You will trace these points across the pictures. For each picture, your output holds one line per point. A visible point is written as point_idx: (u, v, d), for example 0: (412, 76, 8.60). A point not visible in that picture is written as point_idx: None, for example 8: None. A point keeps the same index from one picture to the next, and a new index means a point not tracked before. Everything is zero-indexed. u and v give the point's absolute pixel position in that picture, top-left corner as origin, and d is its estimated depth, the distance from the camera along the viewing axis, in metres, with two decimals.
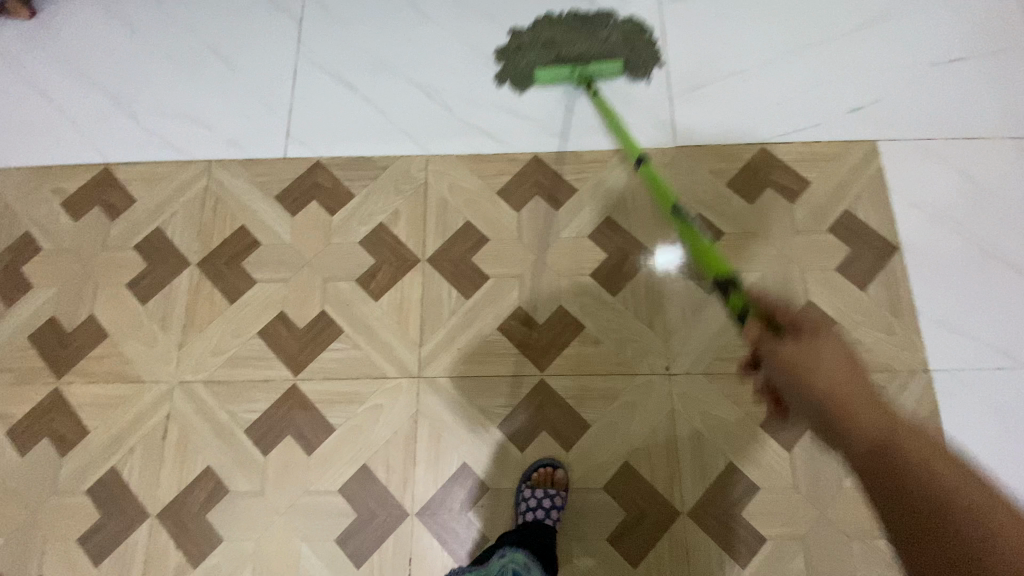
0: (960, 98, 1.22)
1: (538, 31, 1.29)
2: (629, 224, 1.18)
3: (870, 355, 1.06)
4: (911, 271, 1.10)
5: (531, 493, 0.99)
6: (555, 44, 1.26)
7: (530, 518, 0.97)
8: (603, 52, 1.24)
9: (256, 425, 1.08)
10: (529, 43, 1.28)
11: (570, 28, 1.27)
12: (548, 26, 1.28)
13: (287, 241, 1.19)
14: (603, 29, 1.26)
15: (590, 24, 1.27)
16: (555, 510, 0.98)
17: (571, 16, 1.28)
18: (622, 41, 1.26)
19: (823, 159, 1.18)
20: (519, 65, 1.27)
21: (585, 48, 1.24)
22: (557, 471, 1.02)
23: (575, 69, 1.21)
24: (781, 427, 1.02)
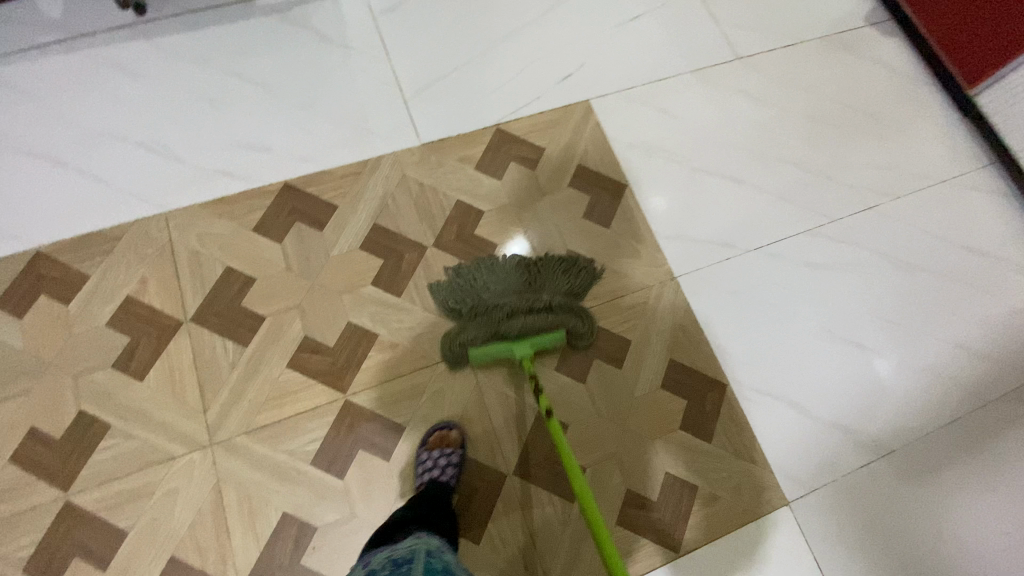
0: (645, 49, 1.42)
1: (482, 292, 1.13)
2: (396, 226, 1.20)
3: (629, 279, 1.19)
4: (642, 199, 1.27)
5: (427, 455, 1.01)
6: (495, 313, 1.09)
7: (428, 478, 0.98)
8: (551, 324, 1.08)
9: (30, 563, 0.93)
10: (468, 298, 1.13)
11: (512, 288, 1.13)
12: (494, 293, 1.13)
13: (19, 349, 1.04)
14: (545, 290, 1.14)
15: (534, 281, 1.14)
16: (451, 466, 0.99)
17: (519, 262, 1.16)
18: (568, 303, 1.12)
19: (550, 126, 1.32)
20: (468, 291, 1.13)
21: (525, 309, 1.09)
22: (452, 431, 1.04)
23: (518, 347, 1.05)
24: (573, 366, 1.11)
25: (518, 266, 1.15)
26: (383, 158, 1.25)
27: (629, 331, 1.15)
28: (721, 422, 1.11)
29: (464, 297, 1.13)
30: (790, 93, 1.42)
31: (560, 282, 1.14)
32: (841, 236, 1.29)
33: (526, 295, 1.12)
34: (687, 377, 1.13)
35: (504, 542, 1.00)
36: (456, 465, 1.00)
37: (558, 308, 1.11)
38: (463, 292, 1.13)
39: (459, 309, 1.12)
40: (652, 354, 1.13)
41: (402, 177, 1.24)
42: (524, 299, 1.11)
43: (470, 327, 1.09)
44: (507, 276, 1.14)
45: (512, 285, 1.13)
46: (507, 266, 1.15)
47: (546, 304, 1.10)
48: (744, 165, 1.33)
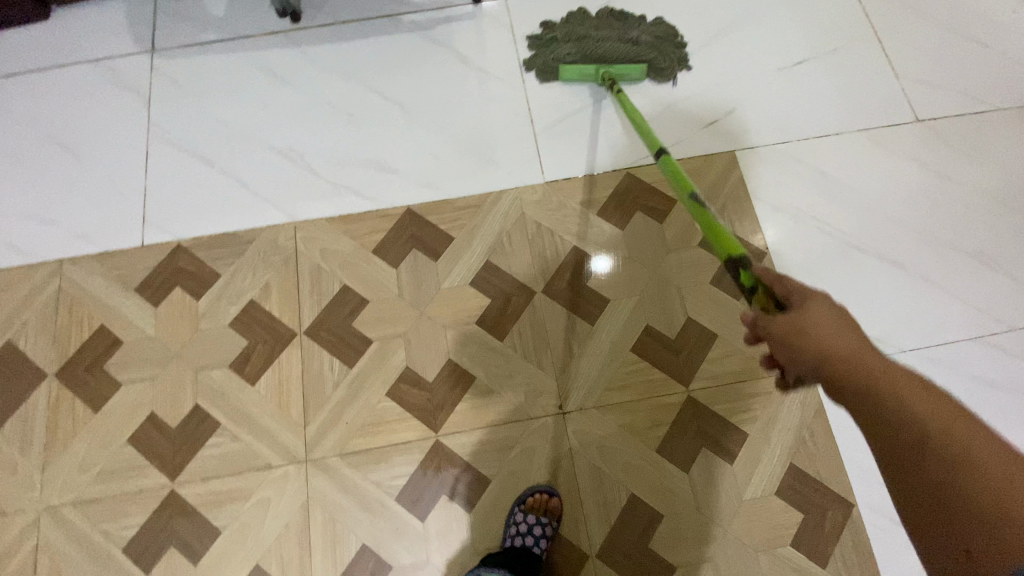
0: (805, 99, 1.27)
1: (578, 25, 1.31)
2: (509, 265, 1.16)
3: (752, 362, 1.07)
4: (780, 273, 1.14)
5: (521, 517, 0.97)
6: (588, 36, 1.29)
7: (518, 543, 0.95)
8: (634, 53, 1.27)
9: (135, 543, 0.99)
10: (566, 24, 1.31)
11: (605, 24, 1.31)
12: (588, 27, 1.31)
13: (152, 335, 1.11)
14: (634, 30, 1.31)
15: (624, 20, 1.31)
16: (544, 540, 0.96)
17: (613, 10, 1.32)
18: (653, 42, 1.29)
19: (686, 177, 1.21)
20: (566, 28, 1.31)
21: (616, 50, 1.26)
22: (552, 500, 1.00)
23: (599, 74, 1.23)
24: (676, 449, 1.02)
25: (611, 13, 1.32)
26: (505, 191, 1.21)
27: (745, 422, 1.04)
28: (841, 546, 0.97)
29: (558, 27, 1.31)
30: (978, 167, 1.21)
31: (649, 36, 1.30)
32: (1021, 350, 1.09)
33: (620, 35, 1.29)
34: (806, 486, 1.00)
35: None
36: (548, 539, 0.96)
37: (644, 43, 1.29)
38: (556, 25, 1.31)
39: (556, 33, 1.30)
40: (768, 453, 1.02)
41: (521, 214, 1.19)
42: (614, 32, 1.30)
43: (563, 45, 1.29)
44: (603, 18, 1.31)
45: (600, 16, 1.32)
46: (602, 12, 1.32)
47: (633, 40, 1.29)
48: (908, 247, 1.15)
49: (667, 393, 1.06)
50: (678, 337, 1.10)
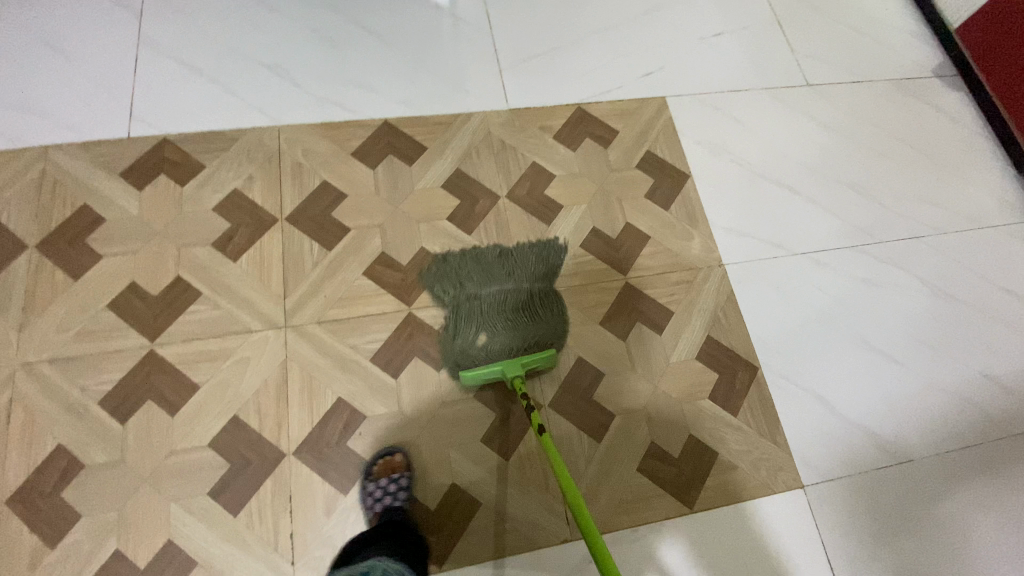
0: (721, 62, 1.54)
1: (465, 283, 1.19)
2: (475, 173, 1.32)
3: (680, 258, 1.28)
4: (702, 192, 1.36)
5: (375, 484, 1.00)
6: (478, 299, 1.18)
7: (381, 507, 0.98)
8: (534, 328, 1.16)
9: (112, 396, 1.04)
10: (455, 289, 1.19)
11: (491, 272, 1.21)
12: (476, 286, 1.19)
13: (136, 215, 1.17)
14: (521, 280, 1.21)
15: (509, 264, 1.22)
16: (402, 490, 1.00)
17: (492, 256, 1.23)
18: (545, 292, 1.20)
19: (627, 112, 1.43)
20: (457, 262, 1.21)
21: (516, 344, 1.14)
22: (396, 455, 1.04)
23: (508, 370, 1.05)
24: (616, 324, 1.20)
25: (499, 257, 1.23)
26: (473, 114, 1.38)
27: (674, 303, 1.23)
28: (748, 401, 1.18)
29: (447, 288, 1.19)
30: (851, 121, 1.51)
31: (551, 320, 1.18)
32: (884, 257, 1.36)
33: (508, 293, 1.19)
34: (721, 353, 1.20)
35: (530, 465, 1.07)
36: (407, 489, 1.01)
37: (540, 311, 1.18)
38: (446, 283, 1.19)
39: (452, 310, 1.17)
40: (691, 327, 1.22)
41: (488, 134, 1.36)
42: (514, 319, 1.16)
43: (459, 322, 1.16)
44: (490, 267, 1.21)
45: (500, 294, 1.19)
46: (490, 256, 1.23)
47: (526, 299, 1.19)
48: (799, 177, 1.42)
49: (609, 279, 1.24)
50: (619, 236, 1.28)
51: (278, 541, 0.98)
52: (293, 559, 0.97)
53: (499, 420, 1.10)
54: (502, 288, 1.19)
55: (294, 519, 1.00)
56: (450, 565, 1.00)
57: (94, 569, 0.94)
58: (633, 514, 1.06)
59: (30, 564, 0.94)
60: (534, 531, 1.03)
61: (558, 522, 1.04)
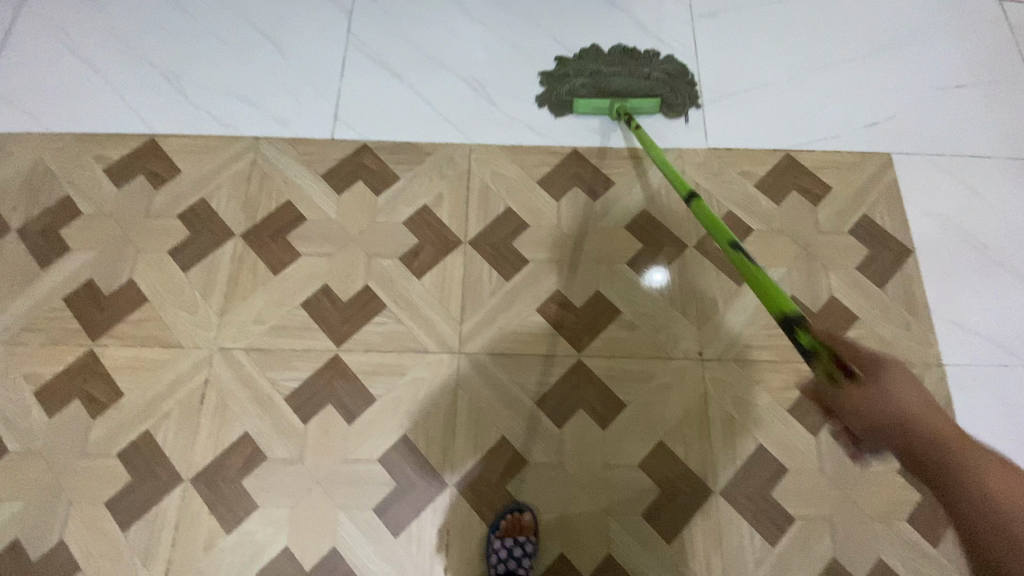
0: (964, 119, 1.32)
1: (588, 59, 1.35)
2: (664, 217, 1.23)
3: (888, 348, 1.12)
4: (924, 273, 1.18)
5: (500, 543, 0.96)
6: (599, 70, 1.33)
7: (502, 569, 0.95)
8: (645, 89, 1.30)
9: (297, 395, 1.09)
10: (575, 67, 1.34)
11: (617, 62, 1.34)
12: (599, 64, 1.34)
13: (332, 218, 1.21)
14: (647, 66, 1.34)
15: (636, 57, 1.35)
16: (527, 557, 0.95)
17: (620, 49, 1.36)
18: (664, 78, 1.32)
19: (842, 168, 1.27)
20: (574, 65, 1.34)
21: (627, 86, 1.30)
22: (524, 514, 1.00)
23: (616, 103, 1.27)
24: (806, 413, 1.07)
25: (623, 53, 1.35)
26: (668, 151, 1.28)
27: None
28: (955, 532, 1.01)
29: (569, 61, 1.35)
30: None
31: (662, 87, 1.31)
32: None
33: (629, 73, 1.32)
34: None
35: (694, 554, 0.99)
36: (531, 555, 0.96)
37: (654, 78, 1.32)
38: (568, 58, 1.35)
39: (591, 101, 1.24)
40: None
41: (681, 175, 1.26)
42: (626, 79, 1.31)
43: (575, 78, 1.32)
44: (613, 59, 1.34)
45: (609, 60, 1.34)
46: (614, 52, 1.35)
47: (644, 77, 1.32)
48: None
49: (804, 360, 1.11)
50: (819, 312, 1.15)
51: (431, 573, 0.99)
52: None
53: (663, 496, 1.02)
54: (621, 68, 1.33)
55: (448, 555, 0.99)
56: None
57: (266, 560, 0.99)
58: None
59: (211, 542, 1.00)
60: None
61: None
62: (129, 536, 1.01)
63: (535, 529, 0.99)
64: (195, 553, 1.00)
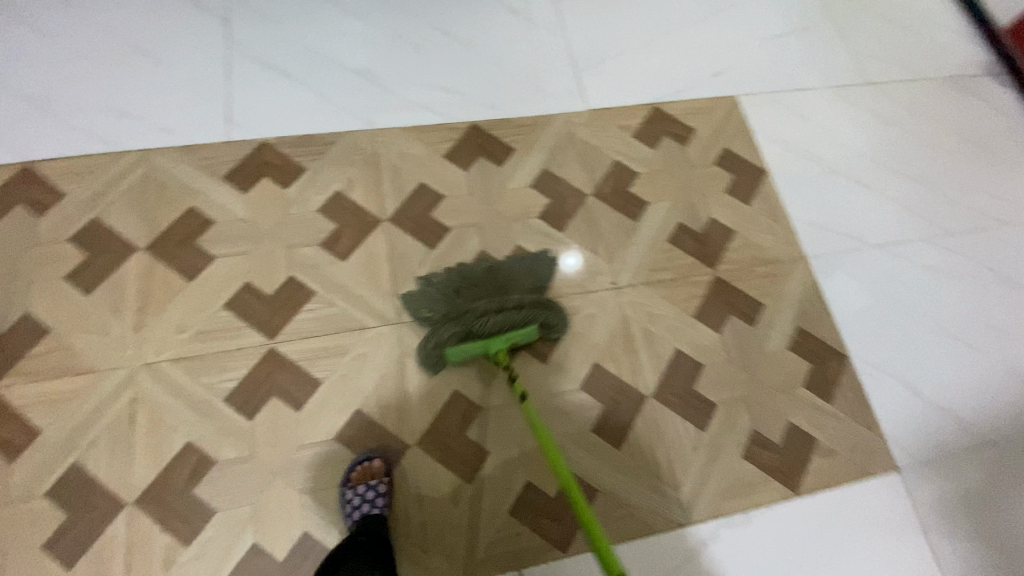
0: (784, 62, 1.59)
1: (450, 297, 1.18)
2: (563, 172, 1.35)
3: (763, 252, 1.32)
4: (779, 187, 1.41)
5: (353, 493, 0.99)
6: (467, 312, 1.13)
7: (359, 514, 0.97)
8: (522, 320, 1.11)
9: (238, 393, 1.06)
10: (442, 304, 1.17)
11: (482, 292, 1.18)
12: (464, 299, 1.17)
13: (242, 217, 1.20)
14: (514, 292, 1.18)
15: (501, 283, 1.20)
16: (380, 495, 0.98)
17: (481, 269, 1.21)
18: (536, 302, 1.15)
19: (701, 111, 1.48)
20: (435, 290, 1.19)
21: (502, 321, 1.10)
22: (375, 460, 1.03)
23: (491, 346, 1.07)
24: (711, 316, 1.24)
25: (486, 271, 1.21)
26: (555, 114, 1.42)
27: (762, 295, 1.28)
28: (839, 388, 1.22)
29: (433, 308, 1.17)
30: (912, 118, 1.57)
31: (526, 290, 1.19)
32: (955, 248, 1.41)
33: (495, 299, 1.15)
34: (810, 343, 1.25)
35: (643, 453, 1.10)
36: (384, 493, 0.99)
37: (527, 306, 1.14)
38: (432, 304, 1.17)
39: (432, 339, 1.14)
40: (781, 318, 1.26)
41: (571, 134, 1.40)
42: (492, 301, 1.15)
43: (443, 326, 1.12)
44: (479, 281, 1.19)
45: (473, 282, 1.19)
46: (477, 271, 1.21)
47: (517, 301, 1.14)
48: (869, 172, 1.47)
49: (701, 273, 1.27)
50: (706, 231, 1.32)
51: (407, 531, 1.01)
52: (424, 548, 1.00)
53: (607, 410, 1.12)
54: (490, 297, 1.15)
55: (422, 510, 1.02)
56: (573, 552, 1.02)
57: (234, 563, 0.96)
58: (743, 498, 1.10)
59: (170, 560, 0.95)
60: (651, 517, 1.06)
61: (673, 507, 1.07)
62: None
63: (388, 471, 1.03)
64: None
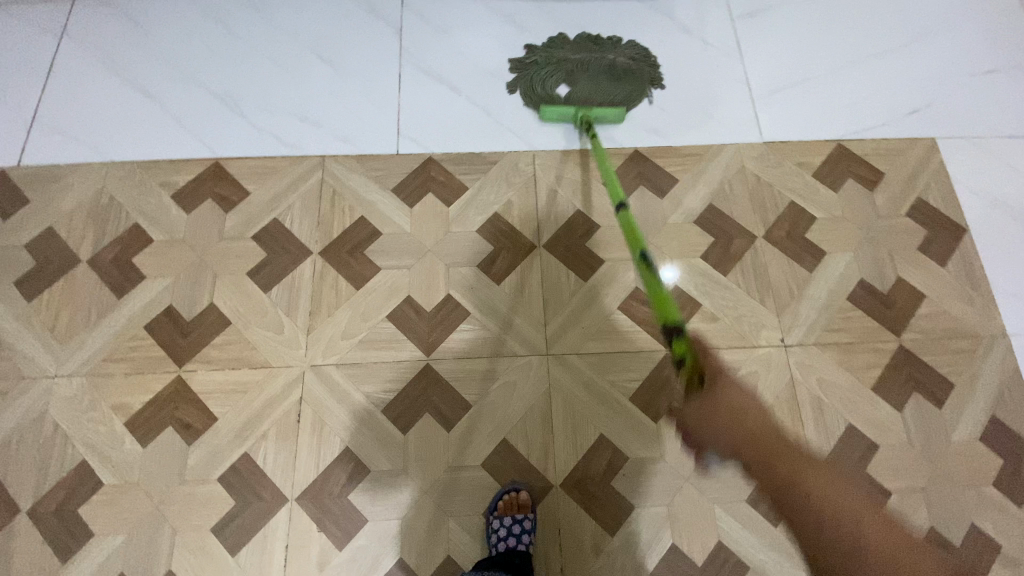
0: (997, 101, 1.39)
1: (556, 53, 1.38)
2: (730, 209, 1.26)
3: (958, 323, 1.17)
4: (981, 250, 1.24)
5: (500, 522, 0.99)
6: (569, 64, 1.36)
7: (502, 547, 0.97)
8: (610, 101, 1.32)
9: (393, 406, 1.09)
10: (547, 51, 1.39)
11: (584, 51, 1.38)
12: (566, 53, 1.38)
13: (406, 230, 1.23)
14: (612, 55, 1.38)
15: (602, 46, 1.39)
16: (526, 533, 0.97)
17: (585, 39, 1.40)
18: (629, 69, 1.37)
19: (892, 154, 1.32)
20: (547, 58, 1.38)
21: (593, 95, 1.32)
22: (520, 493, 1.02)
23: (580, 111, 1.29)
24: (889, 391, 1.11)
25: (589, 43, 1.39)
26: (726, 145, 1.32)
27: (952, 373, 1.13)
28: None
29: (538, 55, 1.38)
30: None
31: (629, 90, 1.35)
32: None
33: (596, 69, 1.35)
34: (1008, 437, 1.09)
35: None
36: (530, 531, 0.98)
37: (619, 69, 1.36)
38: (537, 53, 1.39)
39: (535, 87, 1.34)
40: (974, 404, 1.11)
41: (742, 168, 1.30)
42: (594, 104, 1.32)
43: (547, 72, 1.35)
44: (582, 45, 1.39)
45: (580, 43, 1.39)
46: (580, 40, 1.40)
47: (610, 63, 1.36)
48: None
49: (880, 340, 1.15)
50: (890, 293, 1.19)
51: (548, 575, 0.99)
52: None
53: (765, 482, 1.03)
54: (591, 61, 1.36)
55: (563, 555, 1.00)
56: None
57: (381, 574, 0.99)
58: None
59: (324, 561, 1.00)
60: None
61: None
62: (240, 560, 1.00)
63: (532, 507, 1.01)
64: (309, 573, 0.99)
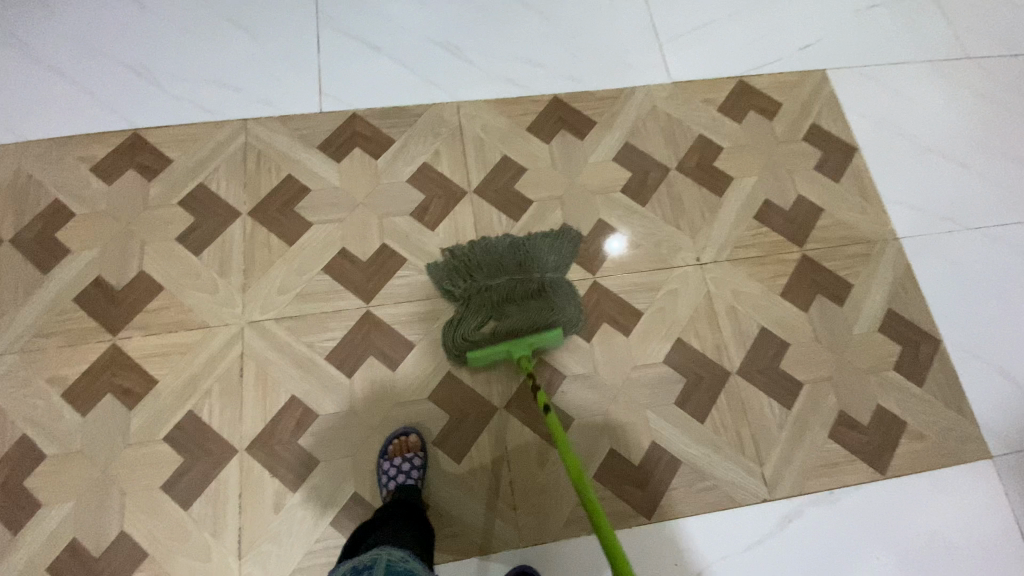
0: (876, 34, 1.52)
1: (474, 276, 1.17)
2: (646, 145, 1.34)
3: (853, 231, 1.29)
4: (871, 166, 1.36)
5: (389, 463, 1.02)
6: (490, 289, 1.15)
7: (393, 485, 1.00)
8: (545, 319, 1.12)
9: (336, 352, 1.12)
10: (465, 281, 1.17)
11: (503, 271, 1.18)
12: (486, 277, 1.17)
13: (336, 186, 1.25)
14: (536, 269, 1.18)
15: (523, 262, 1.18)
16: (416, 468, 1.01)
17: (507, 244, 1.20)
18: (558, 283, 1.17)
19: (787, 86, 1.44)
20: (463, 294, 1.16)
21: (523, 322, 1.12)
22: (410, 436, 1.06)
23: (513, 349, 1.06)
24: (797, 295, 1.22)
25: (509, 257, 1.19)
26: (638, 86, 1.40)
27: (850, 275, 1.25)
28: (932, 373, 1.19)
29: (457, 281, 1.17)
30: (1016, 95, 1.48)
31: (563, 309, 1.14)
32: None
33: (518, 289, 1.16)
34: (901, 326, 1.22)
35: (726, 428, 1.10)
36: (420, 466, 1.02)
37: (547, 291, 1.16)
38: (456, 276, 1.17)
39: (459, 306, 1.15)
40: (870, 300, 1.23)
41: (654, 107, 1.38)
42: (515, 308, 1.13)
43: (469, 314, 1.13)
44: (502, 262, 1.18)
45: (503, 264, 1.18)
46: (500, 247, 1.19)
47: (535, 288, 1.16)
48: (968, 151, 1.40)
49: (786, 252, 1.25)
50: (792, 210, 1.30)
51: (498, 489, 1.04)
52: (513, 506, 1.04)
53: (691, 384, 1.12)
54: (510, 278, 1.17)
55: (510, 469, 1.05)
56: (657, 518, 1.04)
57: (336, 509, 1.02)
58: (829, 477, 1.09)
59: (279, 504, 1.02)
60: (735, 490, 1.06)
61: (756, 482, 1.07)
62: (192, 513, 1.01)
63: (423, 448, 1.06)
64: (264, 517, 1.01)
